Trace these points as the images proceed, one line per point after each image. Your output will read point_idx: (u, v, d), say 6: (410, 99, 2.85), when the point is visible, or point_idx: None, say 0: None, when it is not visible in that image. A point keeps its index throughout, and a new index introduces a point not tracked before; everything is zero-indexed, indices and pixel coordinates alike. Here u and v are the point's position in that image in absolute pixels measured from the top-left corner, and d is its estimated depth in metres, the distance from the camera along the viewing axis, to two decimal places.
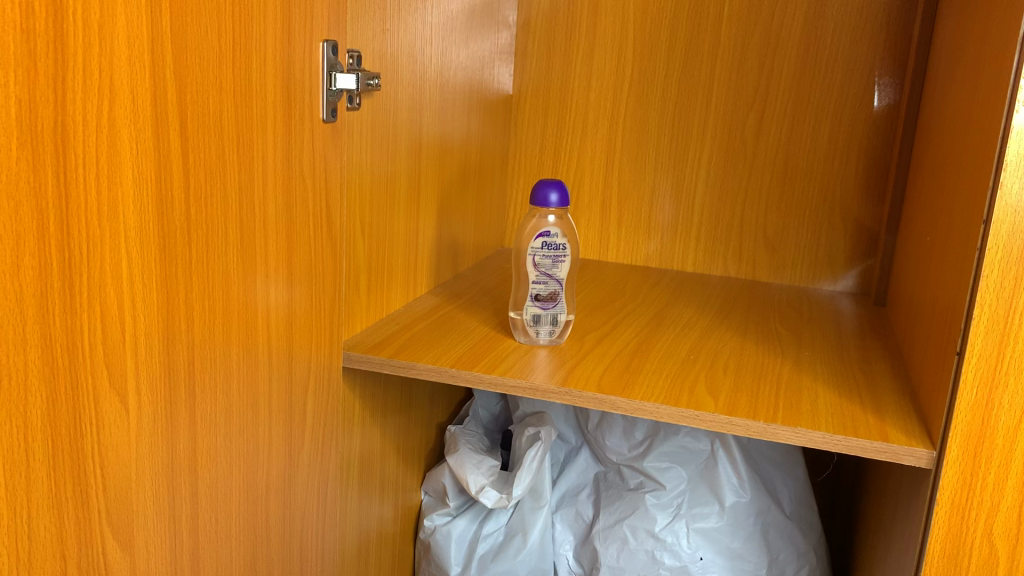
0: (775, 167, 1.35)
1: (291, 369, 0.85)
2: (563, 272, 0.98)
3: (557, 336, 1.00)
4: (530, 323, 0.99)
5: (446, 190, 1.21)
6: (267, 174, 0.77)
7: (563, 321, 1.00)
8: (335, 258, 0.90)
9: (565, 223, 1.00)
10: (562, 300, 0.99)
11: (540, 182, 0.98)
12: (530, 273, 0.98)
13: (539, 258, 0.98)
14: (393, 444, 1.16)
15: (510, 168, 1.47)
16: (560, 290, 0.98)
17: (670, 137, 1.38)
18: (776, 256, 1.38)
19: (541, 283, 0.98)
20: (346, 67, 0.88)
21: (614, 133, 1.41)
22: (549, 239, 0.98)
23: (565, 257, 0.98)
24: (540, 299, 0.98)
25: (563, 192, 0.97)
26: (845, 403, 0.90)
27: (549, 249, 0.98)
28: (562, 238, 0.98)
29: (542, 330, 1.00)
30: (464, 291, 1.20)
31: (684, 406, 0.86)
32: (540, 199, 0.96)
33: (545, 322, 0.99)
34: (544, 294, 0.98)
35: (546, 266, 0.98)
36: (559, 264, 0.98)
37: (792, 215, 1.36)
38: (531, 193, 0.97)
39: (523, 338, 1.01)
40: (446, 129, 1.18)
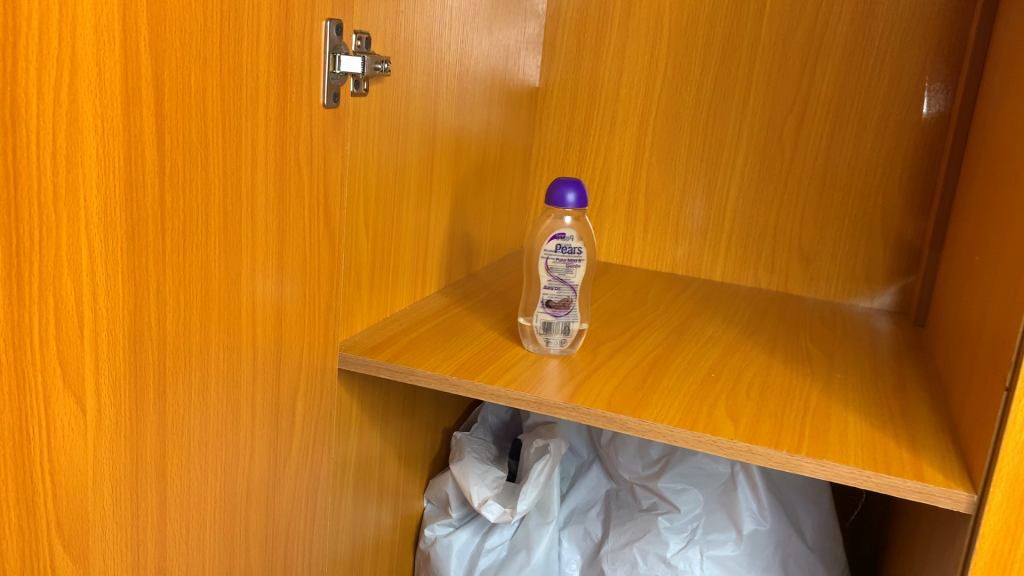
0: (812, 175, 1.27)
1: (278, 369, 0.80)
2: (578, 278, 0.92)
3: (569, 346, 0.94)
4: (539, 333, 0.93)
5: (461, 185, 1.15)
6: (256, 161, 0.71)
7: (575, 330, 0.94)
8: (332, 252, 0.85)
9: (582, 225, 0.93)
10: (575, 308, 0.93)
11: (558, 180, 0.91)
12: (541, 279, 0.92)
13: (552, 262, 0.91)
14: (394, 449, 1.10)
15: (534, 165, 1.40)
16: (573, 297, 0.92)
17: (702, 138, 1.31)
18: (810, 269, 1.30)
19: (553, 290, 0.92)
20: (352, 49, 0.82)
21: (643, 132, 1.34)
22: (563, 242, 0.91)
23: (580, 263, 0.92)
24: (551, 305, 0.92)
25: (581, 192, 0.91)
26: (878, 434, 0.82)
27: (563, 253, 0.91)
28: (578, 241, 0.91)
29: (553, 339, 0.93)
30: (476, 292, 1.14)
31: (701, 431, 0.79)
32: (557, 200, 0.90)
33: (556, 331, 0.93)
34: (557, 302, 0.92)
35: (559, 272, 0.91)
36: (573, 270, 0.91)
37: (829, 226, 1.28)
38: (547, 192, 0.91)
39: (533, 347, 0.95)
40: (464, 121, 1.12)
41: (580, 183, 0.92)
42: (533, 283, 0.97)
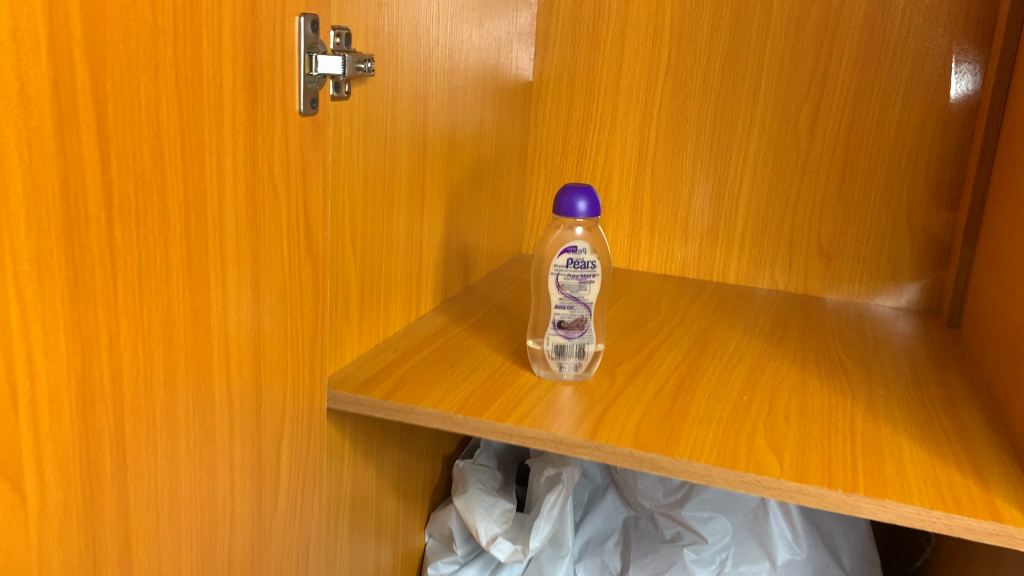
0: (832, 167, 1.18)
1: (259, 415, 0.70)
2: (592, 295, 0.82)
3: (585, 370, 0.85)
4: (551, 357, 0.83)
5: (454, 191, 1.05)
6: (223, 183, 0.61)
7: (591, 353, 0.84)
8: (315, 278, 0.75)
9: (595, 236, 0.84)
10: (591, 328, 0.83)
11: (568, 187, 0.81)
12: (552, 297, 0.82)
13: (563, 279, 0.82)
14: (391, 484, 1.00)
15: (529, 165, 1.30)
16: (588, 316, 0.82)
17: (711, 130, 1.21)
18: (831, 268, 1.21)
19: (565, 310, 0.82)
20: (330, 47, 0.72)
21: (646, 125, 1.24)
22: (575, 256, 0.81)
23: (594, 278, 0.82)
24: (563, 326, 0.82)
25: (594, 199, 0.81)
26: (937, 463, 0.73)
27: (575, 268, 0.81)
28: (592, 254, 0.82)
29: (566, 364, 0.84)
30: (475, 308, 1.05)
31: (743, 470, 0.69)
32: (568, 209, 0.80)
33: (570, 355, 0.83)
34: (570, 323, 0.82)
35: (572, 289, 0.82)
36: (587, 286, 0.82)
37: (851, 221, 1.19)
38: (555, 200, 0.82)
39: (544, 373, 0.85)
40: (455, 122, 1.02)
41: (591, 189, 0.82)
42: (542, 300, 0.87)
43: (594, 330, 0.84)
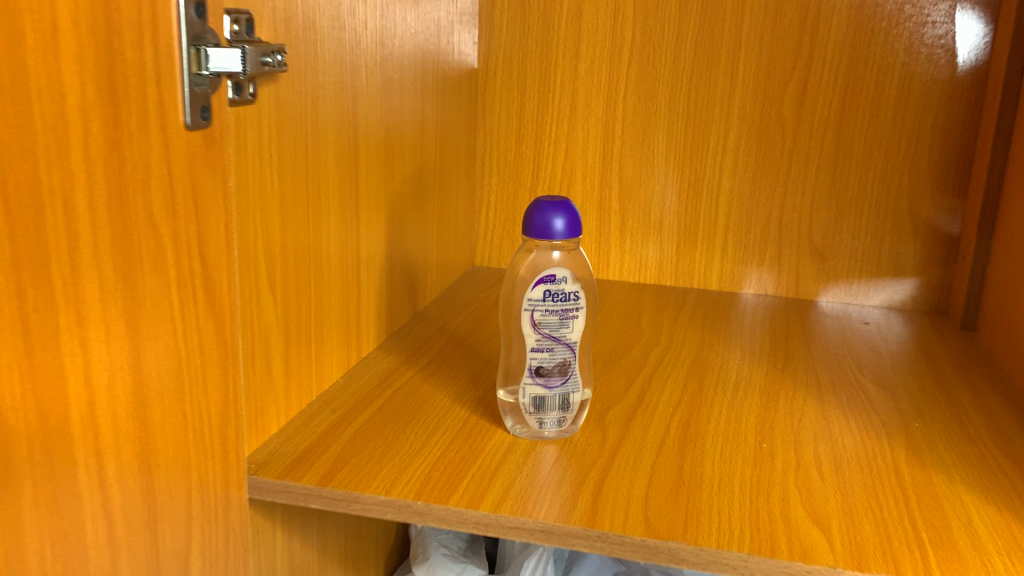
0: (823, 154, 1.04)
1: (158, 531, 0.52)
2: (576, 333, 0.67)
3: (570, 425, 0.69)
4: (529, 412, 0.67)
5: (394, 205, 0.88)
6: (76, 233, 0.44)
7: (577, 404, 0.68)
8: (224, 339, 0.58)
9: (577, 261, 0.69)
10: (576, 374, 0.68)
11: (540, 202, 0.67)
12: (527, 338, 0.66)
13: (540, 316, 0.66)
14: (338, 561, 0.84)
15: (479, 165, 1.14)
16: (572, 360, 0.67)
17: (685, 117, 1.06)
18: (825, 269, 1.08)
19: (544, 353, 0.66)
20: (225, 38, 0.55)
21: (611, 115, 1.09)
22: (555, 286, 0.65)
23: (578, 311, 0.67)
24: (542, 374, 0.67)
25: (573, 216, 0.66)
26: (1013, 522, 0.60)
27: (555, 301, 0.66)
28: (575, 282, 0.66)
29: (548, 419, 0.68)
30: (427, 342, 0.88)
31: (787, 557, 0.55)
32: (542, 229, 0.65)
33: (551, 408, 0.67)
34: (551, 369, 0.67)
35: (552, 327, 0.66)
36: (569, 322, 0.66)
37: (846, 215, 1.05)
38: (525, 220, 0.66)
39: (520, 432, 0.69)
40: (391, 123, 0.85)
41: (568, 203, 0.67)
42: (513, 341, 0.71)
43: (579, 375, 0.68)
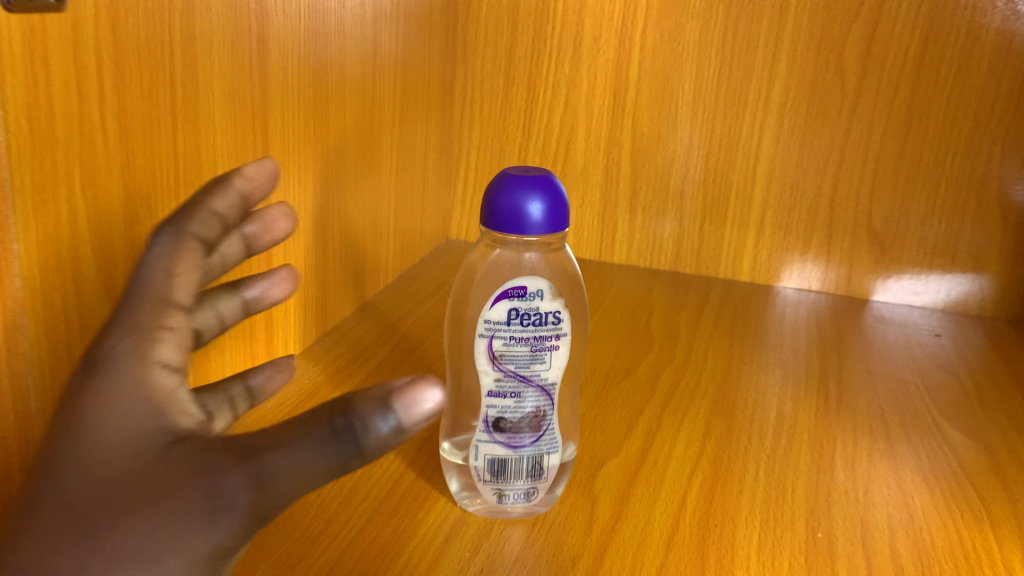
0: (892, 116, 0.82)
1: None
2: (555, 372, 0.47)
3: (542, 498, 0.48)
4: (482, 480, 0.47)
5: (329, 166, 0.66)
6: None
7: (552, 470, 0.48)
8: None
9: (559, 267, 0.48)
10: (552, 428, 0.47)
11: (512, 176, 0.45)
12: (482, 377, 0.46)
13: (502, 346, 0.46)
14: None
15: (458, 113, 0.92)
16: (548, 410, 0.47)
17: (718, 62, 0.84)
18: (885, 260, 0.86)
19: (507, 398, 0.46)
20: None
21: (624, 57, 0.86)
22: (525, 304, 0.45)
23: (558, 341, 0.46)
24: (504, 428, 0.46)
25: (558, 198, 0.45)
26: None
27: (523, 325, 0.46)
28: (554, 299, 0.46)
29: (513, 491, 0.47)
30: (366, 355, 0.68)
31: None
32: (511, 216, 0.44)
33: (515, 477, 0.47)
34: (515, 421, 0.46)
35: (518, 362, 0.46)
36: (544, 356, 0.46)
37: (917, 195, 0.83)
38: (487, 204, 0.45)
39: (472, 506, 0.49)
40: (322, 55, 0.63)
41: (553, 178, 0.46)
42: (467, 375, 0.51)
43: (557, 430, 0.48)
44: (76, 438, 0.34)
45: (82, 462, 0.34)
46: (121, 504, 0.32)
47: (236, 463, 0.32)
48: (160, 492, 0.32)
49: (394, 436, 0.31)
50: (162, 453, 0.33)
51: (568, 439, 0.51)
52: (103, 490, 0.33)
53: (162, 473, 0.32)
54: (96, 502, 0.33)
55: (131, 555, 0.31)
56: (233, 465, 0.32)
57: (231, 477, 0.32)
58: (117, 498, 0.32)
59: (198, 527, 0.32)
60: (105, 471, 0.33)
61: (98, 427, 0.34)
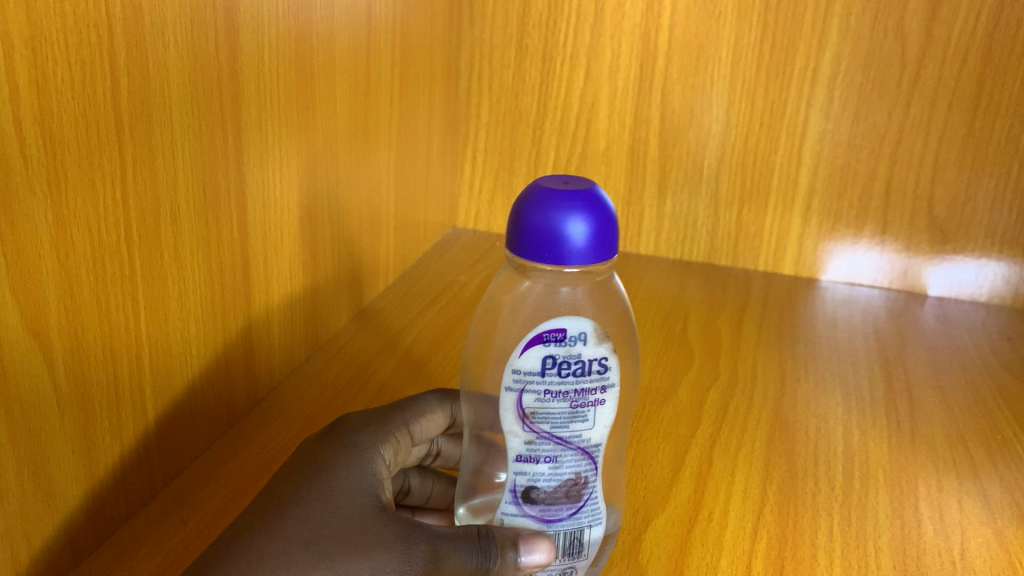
0: (960, 88, 0.72)
1: None
2: (600, 433, 0.38)
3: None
4: None
5: (317, 159, 0.57)
6: None
7: (593, 546, 0.39)
8: None
9: (600, 304, 0.41)
10: (594, 498, 0.39)
11: (545, 190, 0.36)
12: (510, 438, 0.38)
13: (537, 403, 0.37)
14: None
15: (464, 87, 0.82)
16: (590, 478, 0.38)
17: (760, 28, 0.74)
18: (947, 252, 0.77)
19: (540, 463, 0.38)
20: None
21: (653, 22, 0.76)
22: (562, 351, 0.37)
23: (603, 394, 0.38)
24: (536, 500, 0.38)
25: (606, 213, 0.36)
26: None
27: (562, 376, 0.37)
28: (600, 343, 0.37)
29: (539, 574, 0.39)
30: (364, 381, 0.60)
31: None
32: (548, 240, 0.35)
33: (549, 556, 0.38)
34: (550, 491, 0.38)
35: (555, 421, 0.38)
36: (587, 413, 0.38)
37: (985, 178, 0.74)
38: (515, 223, 0.36)
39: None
40: (306, 27, 0.53)
41: (597, 190, 0.37)
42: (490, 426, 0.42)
43: (600, 498, 0.39)
44: (303, 466, 0.37)
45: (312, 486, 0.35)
46: (335, 537, 0.34)
47: (424, 539, 0.35)
48: (366, 544, 0.34)
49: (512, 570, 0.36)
50: (375, 509, 0.36)
51: (613, 502, 0.43)
52: (323, 514, 0.34)
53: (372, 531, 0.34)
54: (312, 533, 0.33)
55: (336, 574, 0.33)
56: (424, 540, 0.35)
57: (420, 548, 0.34)
58: (333, 529, 0.34)
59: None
60: (326, 505, 0.35)
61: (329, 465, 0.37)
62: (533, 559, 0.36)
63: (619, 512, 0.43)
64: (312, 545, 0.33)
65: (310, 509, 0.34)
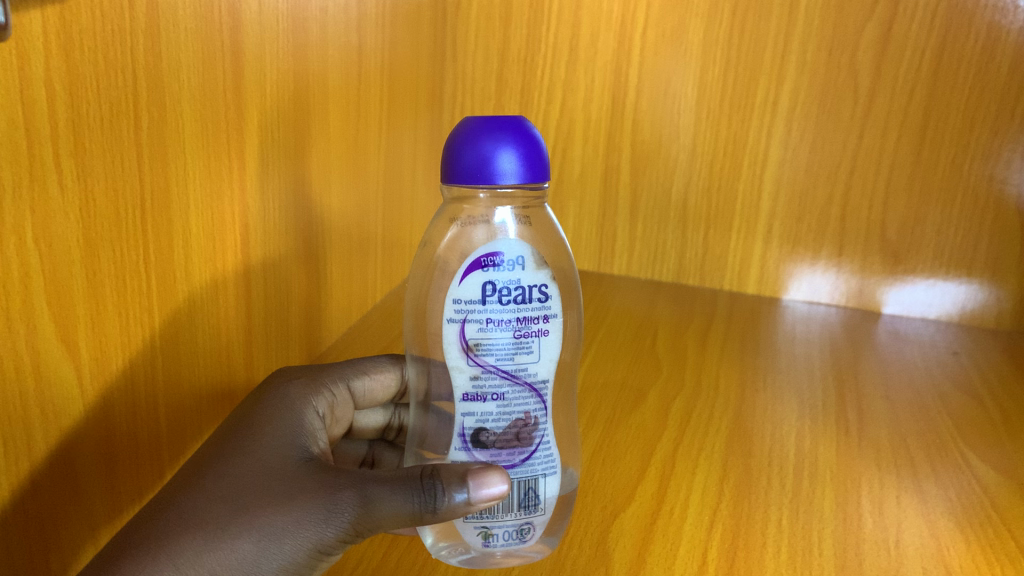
0: (908, 120, 0.77)
1: None
2: (543, 369, 0.42)
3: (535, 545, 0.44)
4: (467, 518, 0.42)
5: (312, 183, 0.62)
6: None
7: (549, 501, 0.43)
8: None
9: (539, 233, 0.44)
10: (545, 442, 0.43)
11: (480, 121, 0.39)
12: (459, 376, 0.42)
13: (480, 331, 0.41)
14: None
15: (449, 118, 0.87)
16: (539, 421, 0.42)
17: (723, 64, 0.79)
18: (899, 272, 0.82)
19: (487, 402, 0.42)
20: None
21: (624, 58, 0.81)
22: (501, 276, 0.41)
23: (546, 324, 0.42)
24: (487, 439, 0.42)
25: (535, 148, 0.39)
26: None
27: (502, 303, 0.41)
28: (538, 270, 0.42)
29: (499, 532, 0.42)
30: None
31: None
32: (478, 172, 0.38)
33: (505, 511, 0.42)
34: (500, 432, 0.42)
35: (498, 353, 0.42)
36: (531, 344, 0.42)
37: (932, 204, 0.79)
38: (451, 153, 0.39)
39: (454, 560, 0.43)
40: (303, 65, 0.58)
41: (526, 124, 0.40)
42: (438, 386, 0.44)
43: (552, 443, 0.43)
44: (241, 434, 0.39)
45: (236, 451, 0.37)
46: (253, 492, 0.35)
47: (351, 484, 0.35)
48: (289, 494, 0.35)
49: (464, 506, 0.35)
50: (302, 465, 0.37)
51: (569, 463, 0.46)
52: (247, 474, 0.36)
53: (296, 483, 0.36)
54: (233, 490, 0.35)
55: (257, 528, 0.34)
56: (349, 485, 0.35)
57: (345, 494, 0.35)
58: (254, 486, 0.35)
59: (311, 528, 0.34)
60: (251, 464, 0.37)
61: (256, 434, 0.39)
62: (484, 492, 0.35)
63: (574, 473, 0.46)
64: (234, 499, 0.35)
65: (234, 470, 0.36)
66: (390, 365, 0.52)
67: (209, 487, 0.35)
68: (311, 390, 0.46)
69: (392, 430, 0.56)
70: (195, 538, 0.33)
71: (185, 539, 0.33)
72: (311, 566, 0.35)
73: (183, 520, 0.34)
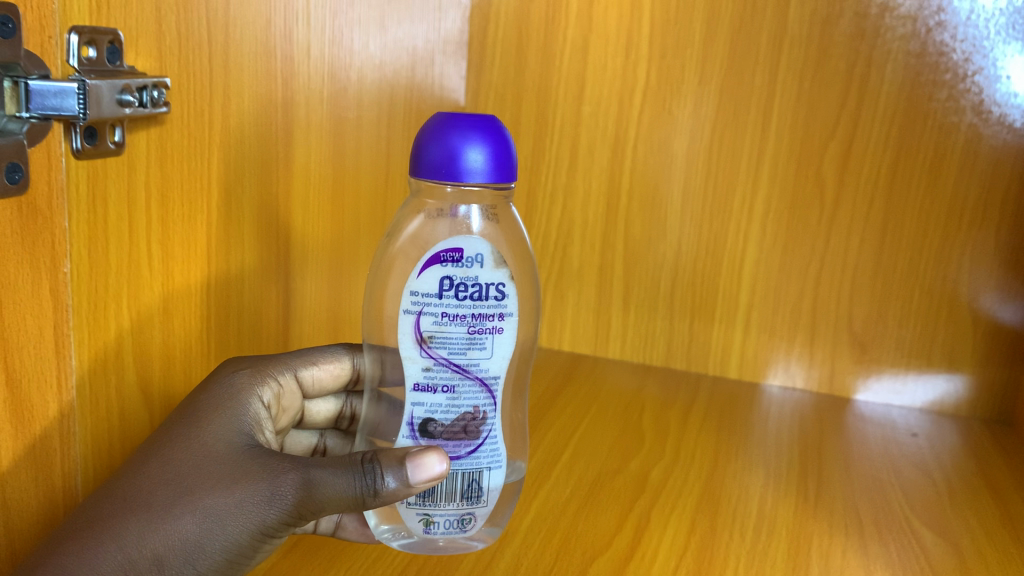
0: (868, 226, 0.87)
1: None
2: (495, 365, 0.49)
3: (479, 535, 0.52)
4: (410, 505, 0.49)
5: (340, 269, 0.72)
6: None
7: (490, 493, 0.50)
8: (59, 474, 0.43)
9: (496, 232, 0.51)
10: (492, 434, 0.50)
11: (450, 118, 0.47)
12: (415, 366, 0.49)
13: (438, 320, 0.48)
14: None
15: None
16: (486, 413, 0.49)
17: (704, 174, 0.90)
18: (866, 361, 0.91)
19: (438, 393, 0.49)
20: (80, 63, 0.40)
21: (617, 168, 0.93)
22: (459, 271, 0.48)
23: (500, 322, 0.49)
24: (438, 428, 0.49)
25: (499, 147, 0.47)
26: None
27: (458, 297, 0.48)
28: (496, 269, 0.49)
29: (438, 520, 0.50)
30: None
31: None
32: (447, 162, 0.46)
33: (446, 501, 0.49)
34: (447, 424, 0.49)
35: (451, 347, 0.49)
36: (484, 340, 0.49)
37: (892, 302, 0.88)
38: (424, 143, 0.47)
39: (395, 542, 0.51)
40: (340, 173, 0.69)
41: (491, 123, 0.48)
42: (390, 371, 0.53)
43: (497, 439, 0.50)
44: (189, 419, 0.46)
45: (184, 435, 0.45)
46: (195, 478, 0.43)
47: (296, 468, 0.44)
48: (233, 480, 0.43)
49: (401, 488, 0.43)
50: (245, 451, 0.45)
51: (515, 458, 0.54)
52: (191, 461, 0.44)
53: (240, 468, 0.44)
54: (179, 476, 0.43)
55: (201, 511, 0.42)
56: (294, 471, 0.43)
57: (289, 479, 0.43)
58: (199, 473, 0.43)
59: (254, 508, 0.43)
60: (196, 449, 0.45)
61: (202, 420, 0.46)
62: (425, 469, 0.44)
63: (520, 465, 0.54)
64: (179, 483, 0.43)
65: (183, 459, 0.44)
66: (344, 355, 0.59)
67: (156, 472, 0.43)
68: (258, 378, 0.52)
69: (344, 419, 0.63)
70: (140, 521, 0.42)
71: (133, 522, 0.42)
72: (260, 541, 0.44)
73: (130, 507, 0.42)
